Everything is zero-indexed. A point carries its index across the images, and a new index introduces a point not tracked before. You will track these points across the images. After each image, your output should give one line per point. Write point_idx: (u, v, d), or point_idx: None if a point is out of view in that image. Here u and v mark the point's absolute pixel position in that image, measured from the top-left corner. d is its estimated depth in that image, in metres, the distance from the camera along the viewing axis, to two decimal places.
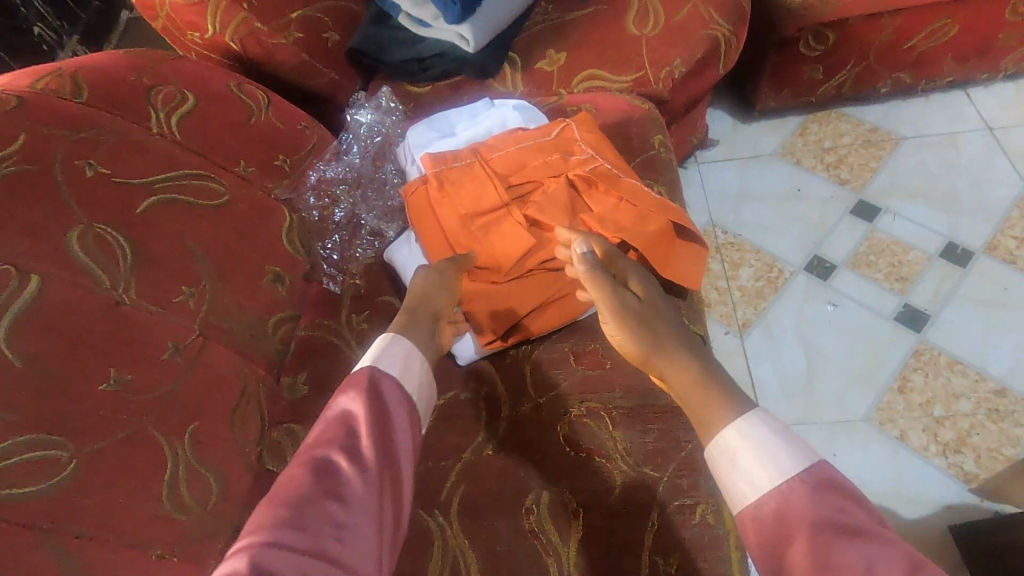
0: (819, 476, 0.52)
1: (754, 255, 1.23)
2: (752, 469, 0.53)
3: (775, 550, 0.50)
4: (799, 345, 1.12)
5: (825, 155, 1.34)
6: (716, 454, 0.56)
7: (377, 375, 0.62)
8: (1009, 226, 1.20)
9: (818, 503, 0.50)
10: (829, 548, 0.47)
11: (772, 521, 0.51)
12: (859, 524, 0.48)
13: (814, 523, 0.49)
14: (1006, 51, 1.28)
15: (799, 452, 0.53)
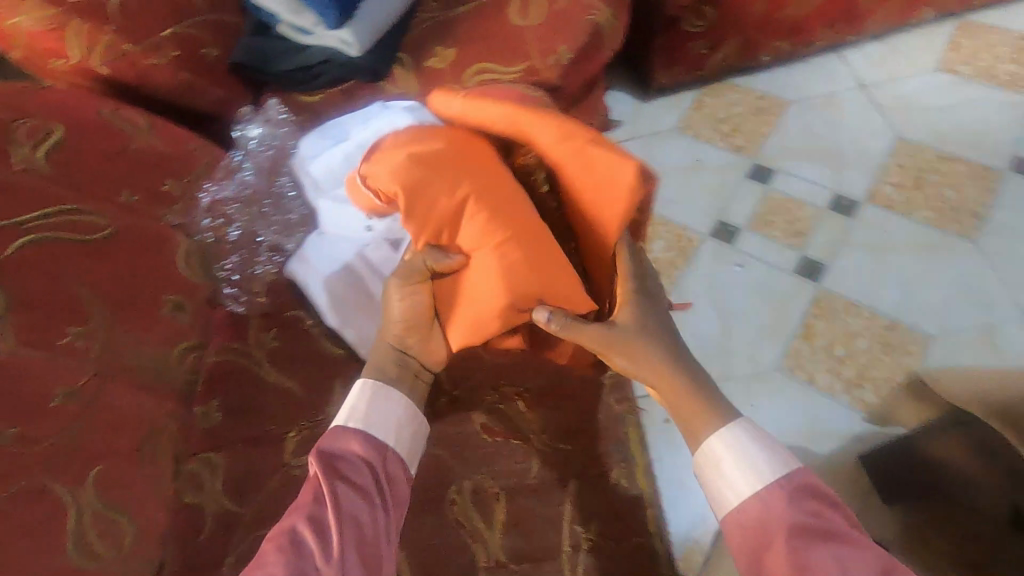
0: (797, 482, 0.58)
1: (663, 226, 1.29)
2: (729, 477, 0.60)
3: (755, 551, 0.57)
4: (713, 306, 1.19)
5: (721, 125, 1.41)
6: (703, 462, 0.63)
7: (346, 426, 0.63)
8: (887, 174, 1.30)
9: (794, 507, 0.56)
10: (805, 550, 0.53)
11: (754, 524, 0.58)
12: (833, 527, 0.54)
13: (789, 523, 0.55)
14: (869, 11, 1.37)
15: (776, 459, 0.60)
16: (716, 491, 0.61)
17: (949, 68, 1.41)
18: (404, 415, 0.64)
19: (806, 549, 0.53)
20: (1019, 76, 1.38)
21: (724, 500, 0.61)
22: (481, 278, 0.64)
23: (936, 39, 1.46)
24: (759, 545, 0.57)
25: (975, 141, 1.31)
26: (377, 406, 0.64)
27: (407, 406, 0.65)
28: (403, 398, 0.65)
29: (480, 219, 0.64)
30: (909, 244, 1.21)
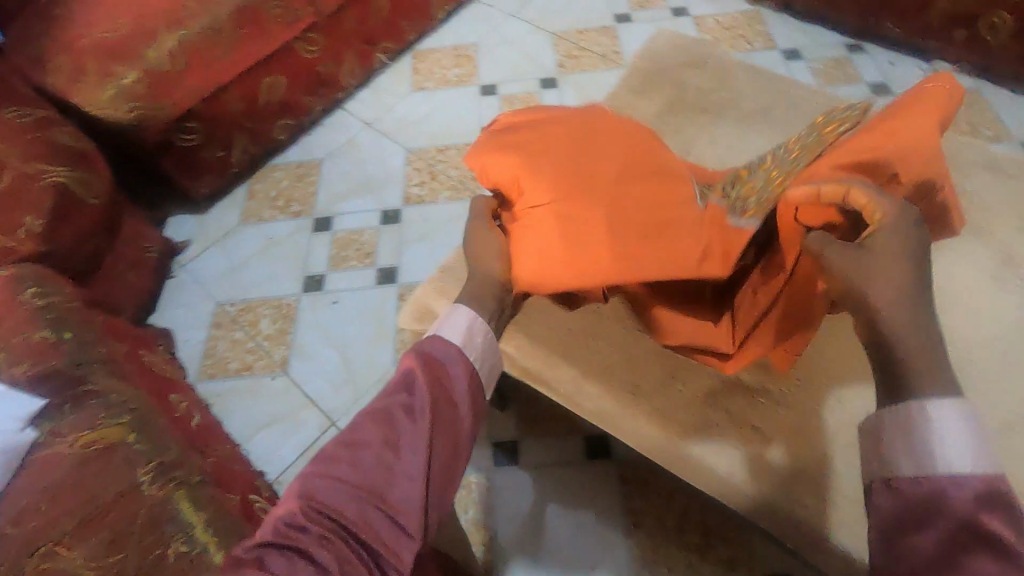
0: (974, 486, 0.47)
1: (263, 305, 1.43)
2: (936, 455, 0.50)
3: (888, 524, 0.49)
4: (328, 344, 1.36)
5: (277, 201, 1.62)
6: (896, 422, 0.52)
7: (439, 337, 0.64)
8: (409, 179, 1.62)
9: (968, 509, 0.46)
10: (958, 560, 0.44)
11: (916, 499, 0.49)
12: (1004, 542, 0.44)
13: (956, 520, 0.46)
14: (335, 74, 1.71)
15: (978, 457, 0.49)
16: (889, 461, 0.52)
17: (419, 87, 1.83)
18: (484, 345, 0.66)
19: (971, 558, 0.44)
20: (462, 75, 1.85)
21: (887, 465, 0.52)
22: (539, 241, 0.67)
23: (403, 71, 1.87)
24: (913, 524, 0.48)
25: (454, 131, 1.72)
26: (470, 325, 0.66)
27: (489, 337, 0.67)
28: (488, 331, 0.67)
29: (585, 164, 0.68)
30: (444, 219, 1.53)
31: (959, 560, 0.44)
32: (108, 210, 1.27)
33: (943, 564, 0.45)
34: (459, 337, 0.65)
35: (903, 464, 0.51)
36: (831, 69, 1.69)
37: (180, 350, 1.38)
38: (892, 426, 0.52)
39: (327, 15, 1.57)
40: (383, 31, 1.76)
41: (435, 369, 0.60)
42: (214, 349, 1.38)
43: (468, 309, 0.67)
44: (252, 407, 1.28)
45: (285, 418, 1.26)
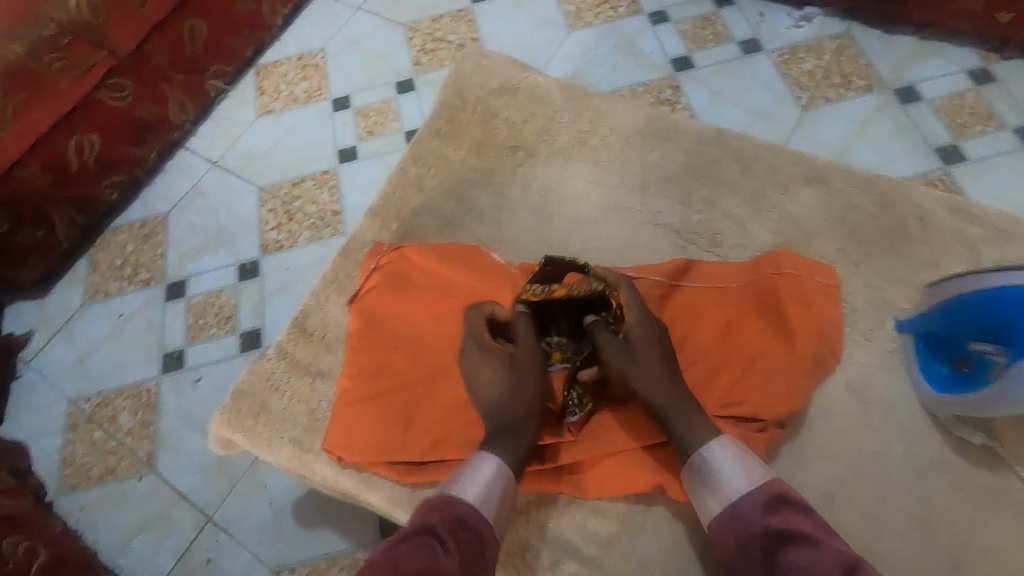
0: (763, 495, 0.62)
1: (120, 396, 1.31)
2: (725, 481, 0.64)
3: (739, 555, 0.61)
4: (194, 431, 1.25)
5: (122, 270, 1.46)
6: (694, 470, 0.67)
7: (469, 499, 0.64)
8: (265, 224, 1.47)
9: (760, 516, 0.61)
10: (782, 558, 0.57)
11: (733, 526, 0.62)
12: (801, 534, 0.58)
13: (762, 529, 0.60)
14: (163, 115, 1.52)
15: (754, 474, 0.64)
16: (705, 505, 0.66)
17: (266, 110, 1.64)
18: (501, 487, 0.66)
19: (785, 553, 0.58)
20: (311, 88, 1.66)
21: (706, 504, 0.66)
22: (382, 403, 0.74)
23: (245, 94, 1.67)
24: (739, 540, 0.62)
25: (308, 158, 1.55)
26: (499, 480, 0.66)
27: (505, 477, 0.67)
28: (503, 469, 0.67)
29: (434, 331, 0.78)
30: (305, 266, 1.41)
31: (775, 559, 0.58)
32: None
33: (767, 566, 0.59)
34: (485, 498, 0.65)
35: (716, 499, 0.65)
36: (702, 28, 1.57)
37: (36, 462, 1.26)
38: (693, 477, 0.67)
39: (128, 55, 1.37)
40: (208, 56, 1.56)
41: (460, 544, 0.60)
42: (73, 456, 1.26)
43: (500, 462, 0.67)
44: (121, 517, 1.19)
45: (158, 522, 1.18)
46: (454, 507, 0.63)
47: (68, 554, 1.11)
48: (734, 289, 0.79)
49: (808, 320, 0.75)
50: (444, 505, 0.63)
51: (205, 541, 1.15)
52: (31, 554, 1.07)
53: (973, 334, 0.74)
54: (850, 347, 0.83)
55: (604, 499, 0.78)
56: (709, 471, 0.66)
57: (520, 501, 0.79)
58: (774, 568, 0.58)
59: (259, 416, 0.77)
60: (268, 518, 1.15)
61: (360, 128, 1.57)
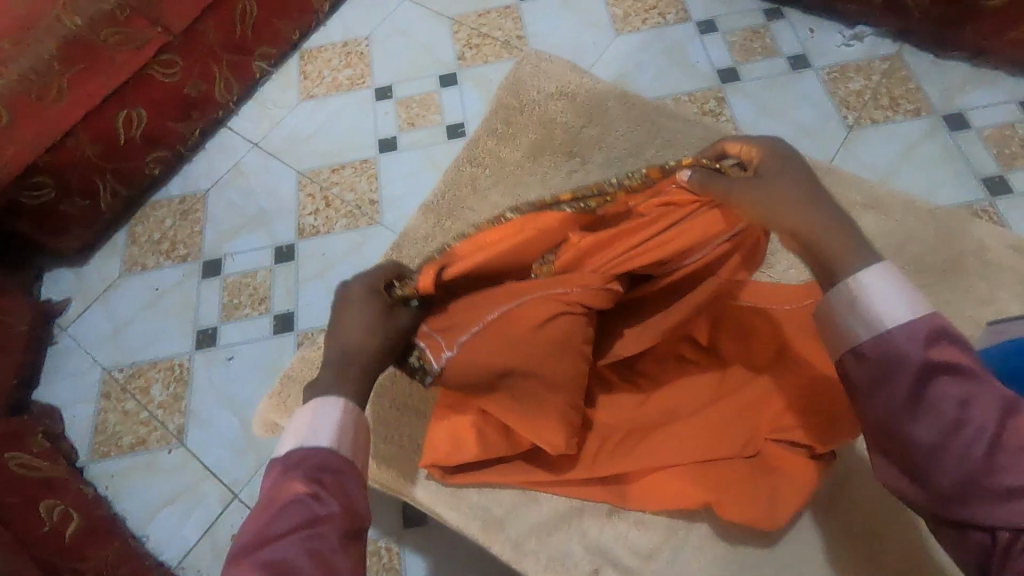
0: (922, 329, 0.54)
1: (153, 368, 1.33)
2: (880, 310, 0.56)
3: (883, 379, 0.55)
4: (224, 408, 1.27)
5: (160, 244, 1.48)
6: (845, 293, 0.59)
7: (316, 448, 0.62)
8: (303, 208, 1.49)
9: (921, 346, 0.54)
10: (934, 387, 0.53)
11: (881, 355, 0.56)
12: (968, 367, 0.52)
13: (919, 362, 0.54)
14: (209, 94, 1.53)
15: (913, 303, 0.56)
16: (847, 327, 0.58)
17: (308, 94, 1.65)
18: (343, 416, 0.66)
19: (943, 383, 0.52)
20: (355, 76, 1.66)
21: (855, 331, 0.58)
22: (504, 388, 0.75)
23: (289, 76, 1.68)
24: (882, 378, 0.55)
25: (348, 145, 1.56)
26: (340, 417, 0.66)
27: (343, 407, 0.67)
28: (336, 402, 0.67)
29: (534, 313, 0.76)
30: (340, 252, 1.42)
31: (924, 390, 0.53)
32: None
33: (912, 400, 0.53)
34: (338, 437, 0.64)
35: (875, 324, 0.56)
36: (751, 41, 1.55)
37: (69, 427, 1.29)
38: (837, 300, 0.59)
39: (180, 33, 1.38)
40: (256, 37, 1.57)
41: (323, 493, 0.59)
42: (105, 424, 1.29)
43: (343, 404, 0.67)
44: (149, 487, 1.22)
45: (185, 495, 1.20)
46: (313, 461, 0.61)
47: (99, 521, 1.13)
48: (783, 309, 0.77)
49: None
50: (303, 464, 0.61)
51: (230, 517, 1.18)
52: (65, 516, 1.06)
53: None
54: None
55: (646, 512, 0.79)
56: (860, 296, 0.58)
57: (560, 509, 0.80)
58: (921, 400, 0.53)
59: (307, 403, 0.83)
60: None
61: (402, 119, 1.58)
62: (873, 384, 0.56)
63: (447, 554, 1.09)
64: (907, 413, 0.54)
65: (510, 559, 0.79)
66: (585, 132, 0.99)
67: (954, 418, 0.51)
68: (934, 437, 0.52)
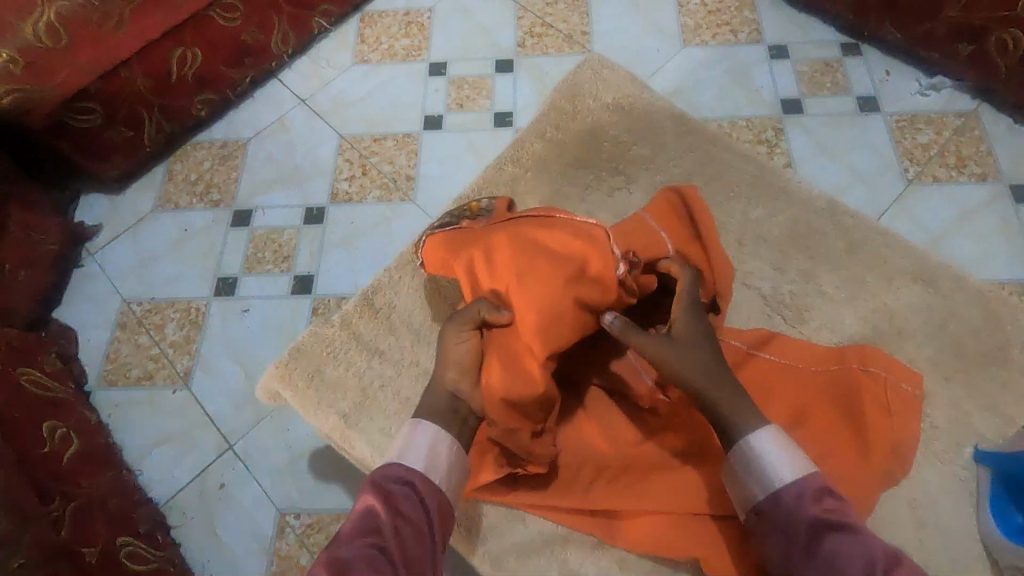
0: (810, 487, 0.66)
1: (170, 307, 1.35)
2: (770, 474, 0.68)
3: (784, 532, 0.65)
4: (232, 359, 1.29)
5: (195, 185, 1.49)
6: (748, 456, 0.69)
7: (402, 466, 0.72)
8: (339, 172, 1.48)
9: (805, 507, 0.65)
10: (825, 543, 0.61)
11: (778, 516, 0.66)
12: (846, 523, 0.63)
13: (807, 521, 0.64)
14: (266, 44, 1.52)
15: (798, 465, 0.68)
16: (747, 491, 0.69)
17: (363, 58, 1.63)
18: (433, 438, 0.74)
19: (828, 537, 0.62)
20: (411, 47, 1.64)
21: (758, 492, 0.68)
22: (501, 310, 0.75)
23: (347, 37, 1.67)
24: (784, 535, 0.65)
25: (394, 116, 1.55)
26: (434, 443, 0.74)
27: (434, 434, 0.75)
28: (428, 426, 0.75)
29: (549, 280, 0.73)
30: (369, 224, 1.41)
31: (817, 544, 0.62)
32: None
33: (808, 552, 0.62)
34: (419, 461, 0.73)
35: (770, 483, 0.67)
36: (822, 73, 1.49)
37: (82, 349, 1.32)
38: (737, 460, 0.70)
39: None
40: None
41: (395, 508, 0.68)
42: (116, 353, 1.31)
43: (433, 428, 0.75)
44: (149, 422, 1.24)
45: (181, 436, 1.22)
46: (393, 479, 0.71)
47: (98, 448, 1.16)
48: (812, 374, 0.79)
49: (886, 430, 0.75)
50: (383, 479, 0.71)
51: (222, 467, 1.19)
52: (66, 439, 1.09)
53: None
54: (927, 461, 0.78)
55: (632, 553, 0.77)
56: (760, 457, 0.69)
57: (546, 533, 0.80)
58: (813, 553, 0.62)
59: (312, 379, 0.85)
60: (284, 462, 1.19)
61: (451, 98, 1.56)
62: (776, 538, 0.65)
63: None
64: (804, 562, 0.62)
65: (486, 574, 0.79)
66: (635, 149, 0.96)
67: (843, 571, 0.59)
68: None
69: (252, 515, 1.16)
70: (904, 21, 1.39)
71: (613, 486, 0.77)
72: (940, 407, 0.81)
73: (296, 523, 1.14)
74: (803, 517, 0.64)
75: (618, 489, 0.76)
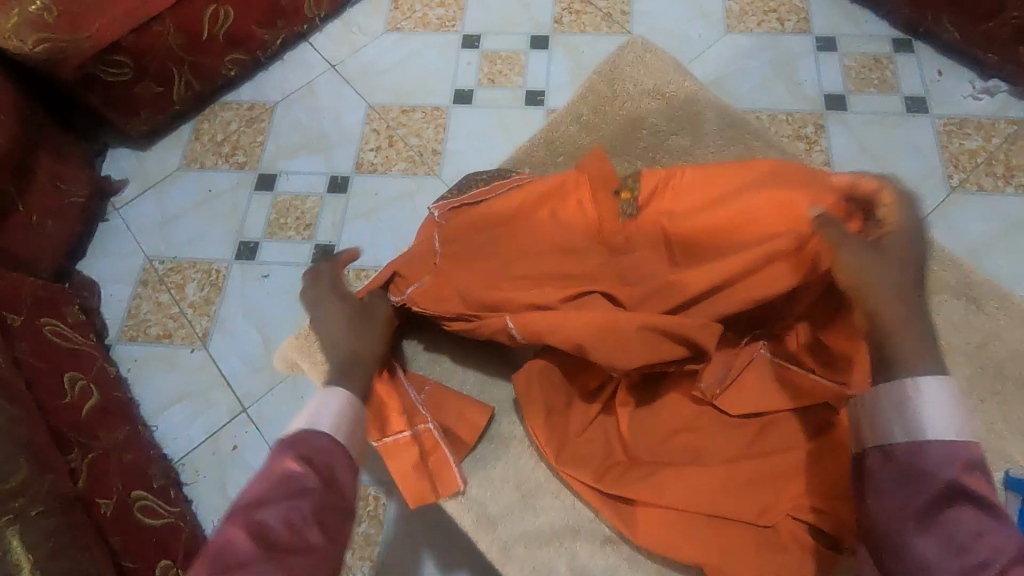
0: (960, 451, 0.59)
1: (191, 267, 1.36)
2: (923, 420, 0.61)
3: (909, 481, 0.60)
4: (250, 323, 1.30)
5: (221, 147, 1.48)
6: (897, 396, 0.62)
7: (313, 433, 0.66)
8: (366, 142, 1.46)
9: (951, 470, 0.58)
10: (954, 515, 0.56)
11: (908, 466, 0.60)
12: (986, 501, 0.57)
13: (942, 485, 0.58)
14: (299, 5, 1.49)
15: (958, 430, 0.60)
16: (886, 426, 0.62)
17: (395, 26, 1.60)
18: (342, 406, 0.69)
19: (958, 506, 0.57)
20: (445, 17, 1.60)
21: (894, 432, 0.62)
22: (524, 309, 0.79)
23: (380, 3, 1.63)
24: (905, 484, 0.60)
25: (423, 88, 1.52)
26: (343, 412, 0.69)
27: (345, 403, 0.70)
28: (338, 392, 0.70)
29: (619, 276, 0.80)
30: (392, 197, 1.40)
31: (943, 511, 0.57)
32: (28, 165, 1.25)
33: (928, 515, 0.57)
34: (338, 431, 0.68)
35: (920, 431, 0.60)
36: (870, 70, 1.43)
37: (104, 303, 1.33)
38: (887, 396, 0.63)
39: None
40: None
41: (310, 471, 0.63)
42: (137, 310, 1.33)
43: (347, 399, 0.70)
44: (168, 380, 1.26)
45: (198, 395, 1.24)
46: (310, 444, 0.66)
47: (116, 402, 1.18)
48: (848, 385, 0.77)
49: None
50: (300, 443, 0.66)
51: (235, 429, 1.21)
52: (85, 391, 1.10)
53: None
54: None
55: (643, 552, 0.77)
56: (919, 400, 0.61)
57: (556, 525, 0.80)
58: (935, 519, 0.57)
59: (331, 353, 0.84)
60: None
61: (483, 73, 1.52)
62: (894, 486, 0.60)
63: (432, 520, 1.09)
64: (919, 524, 0.57)
65: (493, 560, 0.79)
66: (672, 140, 0.93)
67: (965, 551, 0.54)
68: (937, 559, 0.56)
69: None
70: (963, 18, 1.32)
71: (632, 475, 0.77)
72: (970, 429, 0.79)
73: None
74: (941, 479, 0.58)
75: (637, 478, 0.76)
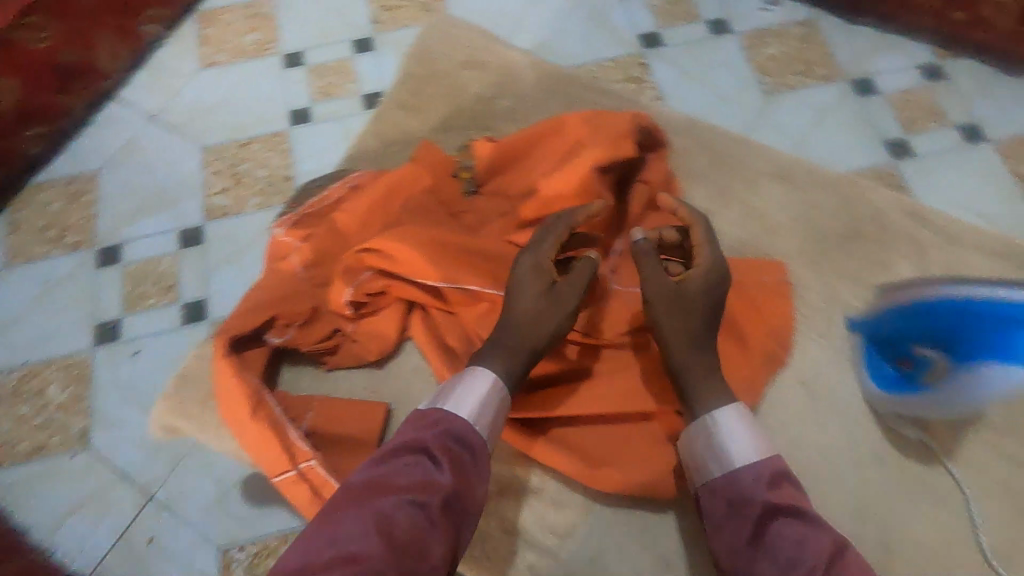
0: (765, 473, 0.71)
1: (48, 368, 1.22)
2: (731, 453, 0.73)
3: (737, 510, 0.70)
4: (132, 405, 1.19)
5: (48, 231, 1.34)
6: (702, 429, 0.75)
7: (456, 420, 0.69)
8: (210, 187, 1.38)
9: (762, 491, 0.70)
10: (780, 533, 0.67)
11: (732, 492, 0.71)
12: (805, 513, 0.68)
13: (761, 507, 0.69)
14: (93, 61, 1.37)
15: (762, 451, 0.73)
16: (704, 466, 0.74)
17: (210, 61, 1.51)
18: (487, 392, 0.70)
19: (780, 524, 0.68)
20: (260, 41, 1.54)
21: (713, 470, 0.74)
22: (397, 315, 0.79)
23: (186, 41, 1.54)
24: (734, 510, 0.71)
25: (257, 117, 1.45)
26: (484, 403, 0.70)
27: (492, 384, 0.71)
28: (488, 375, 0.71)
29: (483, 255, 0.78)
30: (255, 235, 1.33)
31: (767, 533, 0.68)
32: None
33: (758, 539, 0.68)
34: (480, 423, 0.69)
35: (729, 460, 0.72)
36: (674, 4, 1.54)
37: None
38: (699, 435, 0.76)
39: None
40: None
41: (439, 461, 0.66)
42: None
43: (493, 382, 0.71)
44: (54, 496, 1.13)
45: (93, 501, 1.12)
46: (453, 432, 0.68)
47: None
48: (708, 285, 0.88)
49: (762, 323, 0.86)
50: (442, 428, 0.68)
51: (147, 521, 1.11)
52: None
53: (944, 342, 0.75)
54: None
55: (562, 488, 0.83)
56: (723, 432, 0.74)
57: None
58: (764, 542, 0.68)
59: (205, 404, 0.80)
60: (214, 497, 1.12)
61: (314, 87, 1.48)
62: (726, 517, 0.71)
63: None
64: (754, 549, 0.68)
65: None
66: (499, 103, 0.94)
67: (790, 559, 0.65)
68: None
69: (191, 561, 1.09)
70: None
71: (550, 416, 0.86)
72: None
73: (241, 555, 1.08)
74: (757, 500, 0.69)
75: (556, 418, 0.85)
